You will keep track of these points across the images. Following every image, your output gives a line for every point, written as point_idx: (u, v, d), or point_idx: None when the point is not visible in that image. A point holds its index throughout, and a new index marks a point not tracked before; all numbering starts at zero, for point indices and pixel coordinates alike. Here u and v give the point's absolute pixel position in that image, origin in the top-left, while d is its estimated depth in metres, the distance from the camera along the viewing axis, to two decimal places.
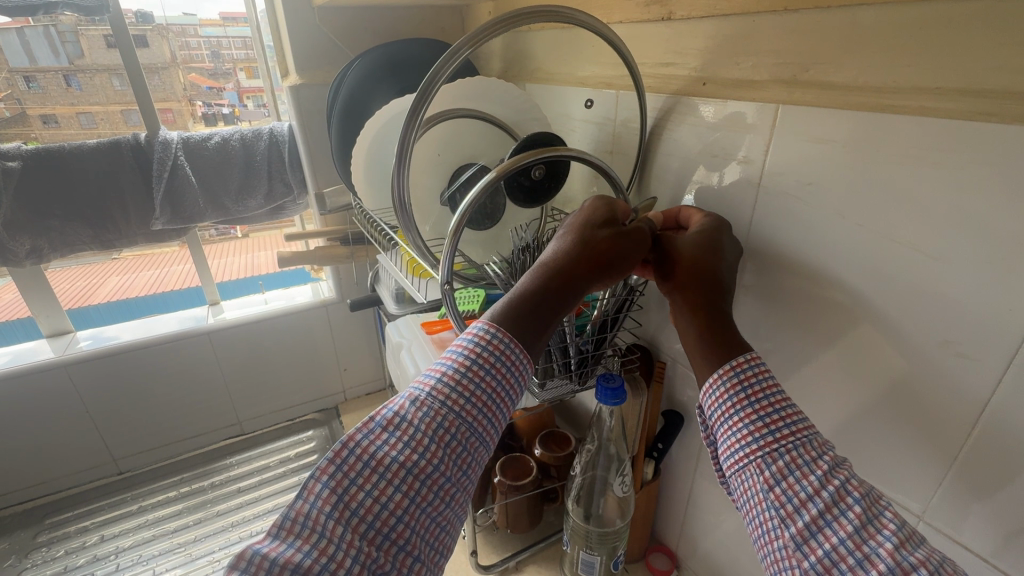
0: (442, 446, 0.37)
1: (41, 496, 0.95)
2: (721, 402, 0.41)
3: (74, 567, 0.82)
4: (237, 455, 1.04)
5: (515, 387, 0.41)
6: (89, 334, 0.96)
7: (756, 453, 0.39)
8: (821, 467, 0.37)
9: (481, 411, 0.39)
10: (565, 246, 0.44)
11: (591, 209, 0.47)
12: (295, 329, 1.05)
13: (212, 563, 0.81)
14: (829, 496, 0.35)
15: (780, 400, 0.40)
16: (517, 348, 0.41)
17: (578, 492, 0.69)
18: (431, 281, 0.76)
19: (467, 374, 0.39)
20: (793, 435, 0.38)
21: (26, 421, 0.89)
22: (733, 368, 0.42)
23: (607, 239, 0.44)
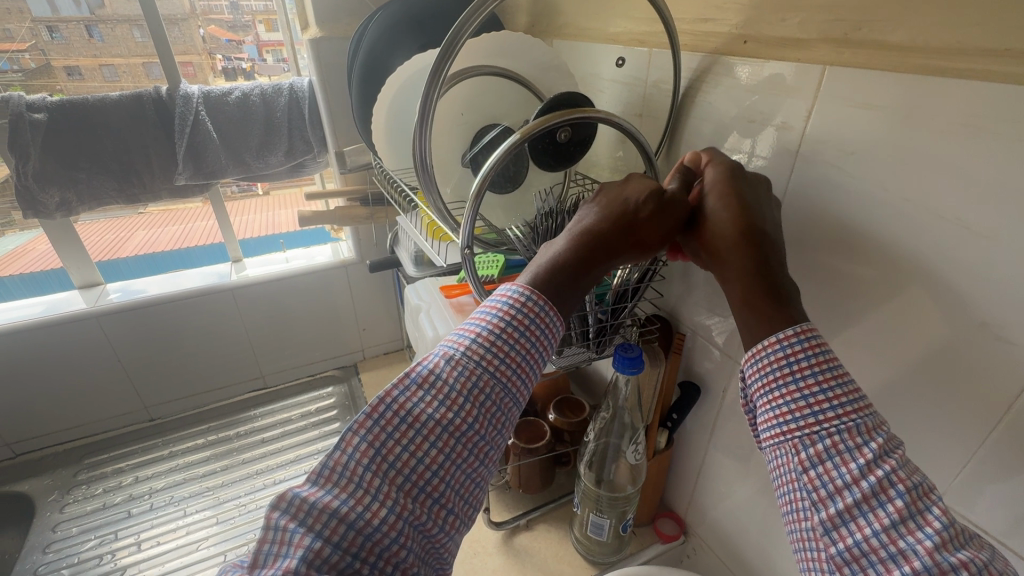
0: (476, 405, 0.37)
1: (80, 437, 1.00)
2: (762, 373, 0.39)
3: (112, 505, 0.87)
4: (262, 407, 1.08)
5: (547, 348, 0.41)
6: (118, 286, 0.98)
7: (794, 432, 0.37)
8: (865, 455, 0.34)
9: (515, 372, 0.39)
10: (606, 219, 0.44)
11: (635, 182, 0.46)
12: (315, 288, 1.06)
13: (238, 507, 0.86)
14: (869, 487, 0.34)
15: (829, 377, 0.37)
16: (550, 311, 0.41)
17: (590, 457, 0.70)
18: (451, 245, 0.75)
19: (501, 336, 0.39)
20: (838, 418, 0.36)
21: (61, 367, 0.93)
22: (777, 341, 0.39)
23: (648, 218, 0.45)
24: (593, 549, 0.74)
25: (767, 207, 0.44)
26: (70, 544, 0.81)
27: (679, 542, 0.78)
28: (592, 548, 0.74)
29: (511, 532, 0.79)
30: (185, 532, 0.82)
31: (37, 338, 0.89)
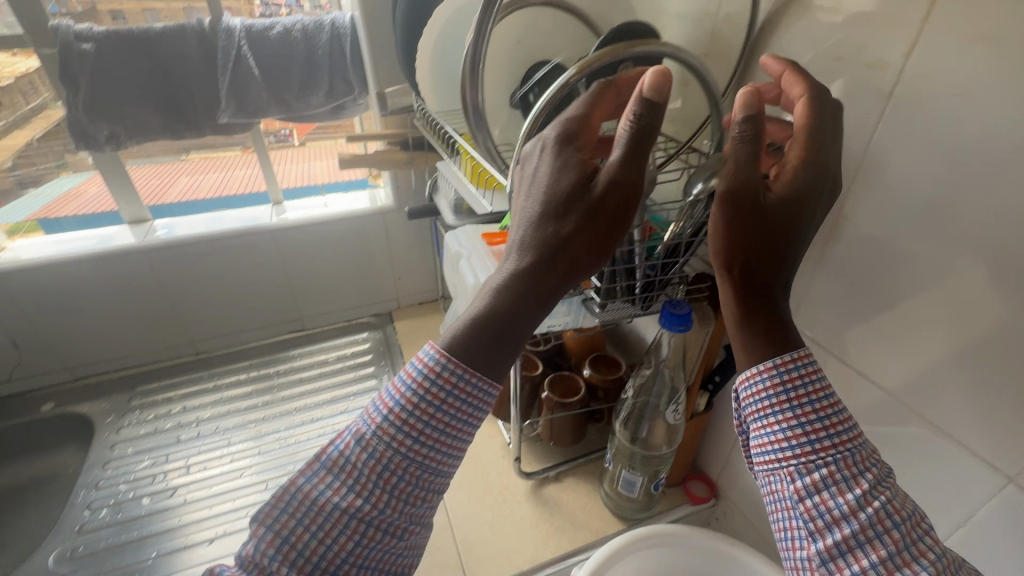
0: (386, 489, 0.38)
1: (130, 368, 1.04)
2: (759, 399, 0.42)
3: (162, 430, 0.92)
4: (301, 348, 1.11)
5: (473, 413, 0.41)
6: (165, 223, 1.00)
7: (791, 461, 0.39)
8: (861, 485, 0.37)
9: (431, 449, 0.40)
10: (542, 235, 0.42)
11: (556, 190, 0.42)
12: (353, 234, 1.06)
13: (278, 440, 0.90)
14: (865, 518, 0.36)
15: (825, 407, 0.40)
16: (473, 377, 0.40)
17: (626, 415, 0.69)
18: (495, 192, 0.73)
19: (414, 413, 0.39)
20: (834, 449, 0.39)
21: (111, 300, 0.96)
22: (774, 368, 0.41)
23: (577, 234, 0.41)
24: (622, 505, 0.74)
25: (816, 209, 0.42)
26: (126, 462, 0.87)
27: (710, 505, 0.77)
28: (622, 504, 0.74)
29: (540, 484, 0.80)
30: (230, 461, 0.87)
31: (90, 271, 0.92)
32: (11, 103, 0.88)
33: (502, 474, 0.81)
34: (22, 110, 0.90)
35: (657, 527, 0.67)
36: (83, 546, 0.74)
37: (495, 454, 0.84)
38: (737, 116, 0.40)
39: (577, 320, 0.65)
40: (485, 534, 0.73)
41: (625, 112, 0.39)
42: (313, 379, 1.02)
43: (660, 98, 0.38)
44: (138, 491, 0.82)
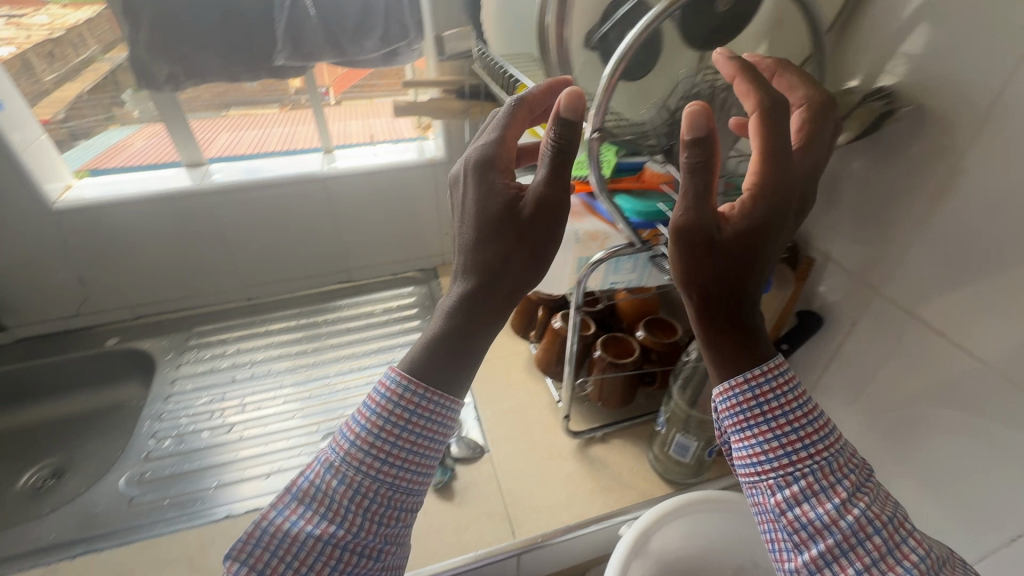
0: (359, 512, 0.41)
1: (186, 310, 1.07)
2: (734, 413, 0.43)
3: (219, 369, 0.96)
4: (347, 299, 1.12)
5: (439, 430, 0.43)
6: (220, 168, 1.00)
7: (771, 475, 0.41)
8: (839, 494, 0.39)
9: (400, 468, 0.42)
10: (481, 259, 0.44)
11: (485, 216, 0.44)
12: (403, 186, 1.05)
13: (328, 385, 0.92)
14: (846, 527, 0.38)
15: (798, 418, 0.41)
16: (433, 396, 0.43)
17: (684, 379, 0.66)
18: None
19: (380, 436, 0.42)
20: (810, 459, 0.40)
21: (167, 243, 0.97)
22: (749, 384, 0.42)
23: (512, 255, 0.43)
24: (671, 470, 0.73)
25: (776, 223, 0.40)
26: (185, 397, 0.90)
27: None
28: (671, 469, 0.73)
29: (587, 443, 0.80)
30: (282, 402, 0.90)
31: (150, 212, 0.93)
32: (63, 56, 0.89)
33: (548, 432, 0.81)
34: (72, 62, 0.90)
35: (712, 492, 0.67)
36: (150, 472, 0.78)
37: (543, 412, 0.84)
38: (685, 138, 0.38)
39: (641, 278, 0.62)
40: (532, 489, 0.74)
41: (546, 129, 0.42)
42: (360, 329, 1.04)
43: (574, 116, 0.41)
44: (197, 425, 0.86)
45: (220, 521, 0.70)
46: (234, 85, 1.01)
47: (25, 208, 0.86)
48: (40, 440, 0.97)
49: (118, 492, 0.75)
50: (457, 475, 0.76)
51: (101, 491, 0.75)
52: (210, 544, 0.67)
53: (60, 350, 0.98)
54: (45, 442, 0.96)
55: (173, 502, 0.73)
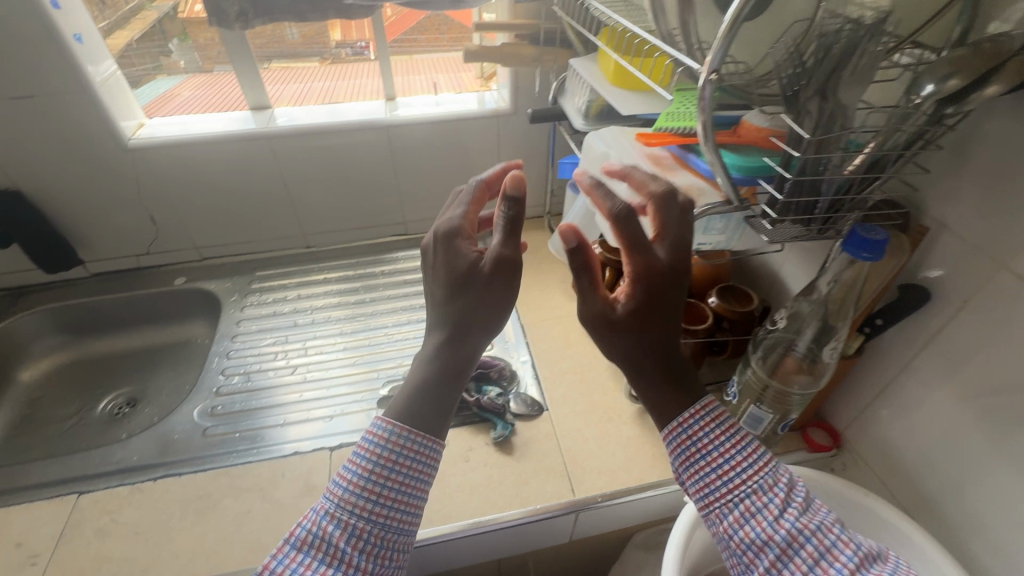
0: (355, 553, 0.42)
1: (248, 254, 1.09)
2: (675, 453, 0.47)
3: (281, 313, 0.98)
4: (404, 252, 1.12)
5: (424, 468, 0.46)
6: (285, 112, 0.99)
7: (715, 504, 0.44)
8: (772, 512, 0.42)
9: (391, 508, 0.44)
10: (450, 315, 0.50)
11: (447, 282, 0.51)
12: (466, 138, 1.02)
13: (387, 335, 0.93)
14: (782, 540, 0.41)
15: (727, 449, 0.45)
16: (416, 437, 0.46)
17: (764, 350, 0.64)
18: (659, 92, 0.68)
19: (371, 479, 0.44)
20: (744, 484, 0.44)
21: (233, 187, 0.98)
22: (683, 425, 0.46)
23: (473, 312, 0.50)
24: None
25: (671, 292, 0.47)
26: (251, 337, 0.93)
27: (829, 454, 0.73)
28: None
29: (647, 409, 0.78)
30: (343, 348, 0.91)
31: (217, 154, 0.93)
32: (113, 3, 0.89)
33: (607, 395, 0.80)
34: (122, 11, 0.90)
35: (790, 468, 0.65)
36: (221, 406, 0.81)
37: (602, 375, 0.83)
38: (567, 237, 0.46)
39: (731, 241, 0.59)
40: (592, 448, 0.74)
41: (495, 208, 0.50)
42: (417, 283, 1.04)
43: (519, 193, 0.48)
44: (262, 365, 0.88)
45: (288, 456, 0.72)
46: (275, 34, 0.96)
47: (101, 144, 0.87)
48: (115, 369, 1.02)
49: (192, 423, 0.78)
50: (517, 430, 0.76)
51: (177, 420, 0.78)
52: (280, 478, 0.69)
53: (131, 286, 1.02)
54: (119, 371, 1.01)
55: (243, 436, 0.76)
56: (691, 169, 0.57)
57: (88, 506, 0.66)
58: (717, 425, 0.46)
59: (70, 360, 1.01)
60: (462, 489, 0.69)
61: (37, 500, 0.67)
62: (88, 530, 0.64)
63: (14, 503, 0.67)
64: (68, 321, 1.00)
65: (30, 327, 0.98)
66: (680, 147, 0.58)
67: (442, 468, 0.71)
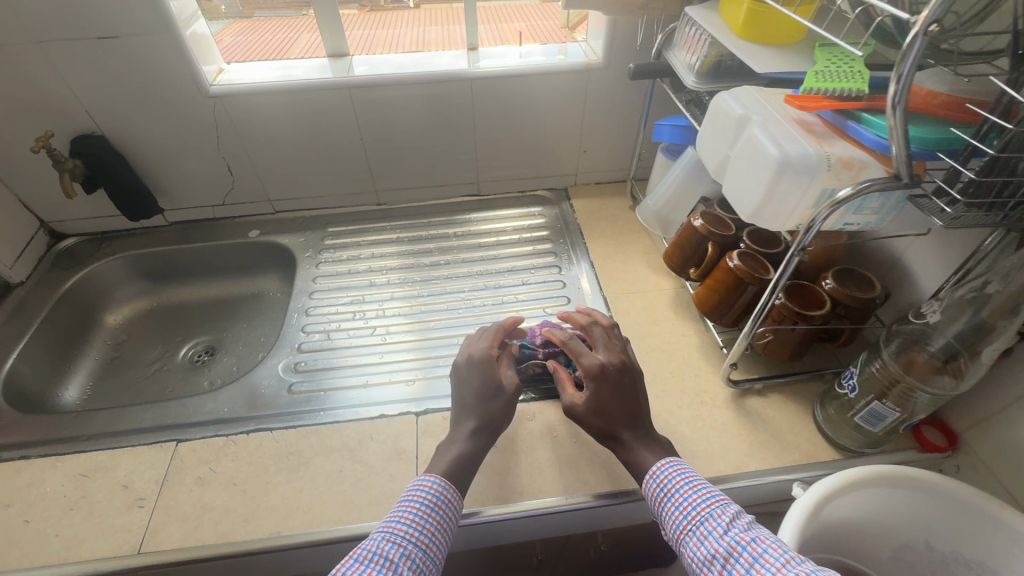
0: (404, 567, 0.49)
1: (319, 209, 1.07)
2: (653, 499, 0.58)
3: (356, 271, 0.97)
4: (476, 214, 1.08)
5: (452, 517, 0.56)
6: (364, 60, 0.94)
7: (680, 532, 0.54)
8: (718, 530, 0.51)
9: (430, 539, 0.53)
10: (472, 415, 0.64)
11: (467, 390, 0.66)
12: (550, 94, 0.95)
13: (465, 301, 0.91)
14: (725, 550, 0.49)
15: (687, 488, 0.56)
16: (450, 488, 0.57)
17: (899, 342, 0.59)
18: (801, 49, 0.63)
19: (418, 514, 0.54)
20: (700, 512, 0.53)
21: (308, 139, 0.95)
22: (652, 476, 0.58)
23: (487, 410, 0.64)
24: (846, 434, 0.67)
25: (624, 385, 0.64)
26: (327, 295, 0.92)
27: (942, 455, 0.68)
28: (844, 432, 0.68)
29: (742, 394, 0.75)
30: (419, 311, 0.90)
31: (294, 104, 0.90)
32: None
33: (698, 377, 0.77)
34: None
35: (908, 470, 0.59)
36: (304, 362, 0.81)
37: (692, 355, 0.79)
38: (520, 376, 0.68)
39: (881, 223, 0.53)
40: (684, 431, 0.71)
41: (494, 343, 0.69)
42: (491, 248, 1.01)
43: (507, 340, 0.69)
44: (341, 323, 0.87)
45: (375, 419, 0.72)
46: None
47: (184, 89, 0.85)
48: (192, 317, 1.03)
49: (278, 377, 0.79)
50: None
51: (263, 374, 0.79)
52: (369, 439, 0.69)
53: (207, 236, 1.02)
54: (197, 319, 1.03)
55: (328, 394, 0.76)
56: (849, 138, 0.50)
57: (187, 454, 0.67)
58: (678, 471, 0.58)
59: (150, 306, 1.03)
60: (551, 464, 0.68)
61: (138, 444, 0.69)
62: (189, 478, 0.65)
63: (118, 445, 0.69)
64: (149, 268, 1.02)
65: (115, 272, 0.99)
66: (833, 112, 0.51)
67: (531, 442, 0.70)
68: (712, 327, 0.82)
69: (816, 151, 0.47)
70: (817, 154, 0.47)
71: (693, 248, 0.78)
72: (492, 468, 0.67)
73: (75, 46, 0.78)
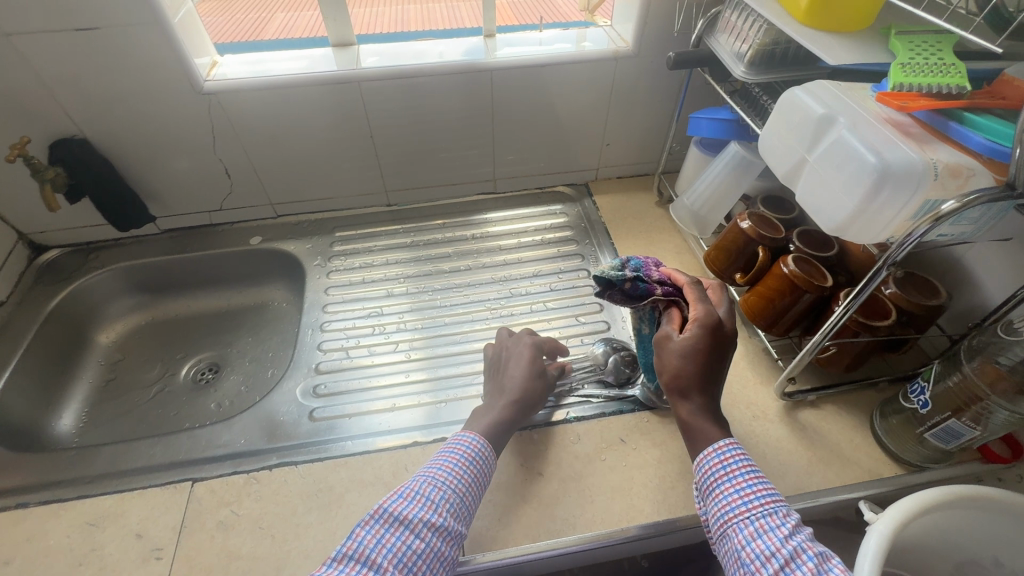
0: (444, 507, 0.52)
1: (325, 212, 1.00)
2: (708, 476, 0.50)
3: (372, 280, 0.90)
4: (495, 213, 1.01)
5: (488, 470, 0.58)
6: (374, 51, 0.86)
7: (733, 518, 0.47)
8: (783, 531, 0.44)
9: (469, 485, 0.55)
10: (514, 386, 0.65)
11: (509, 367, 0.68)
12: (575, 84, 0.88)
13: (491, 310, 0.85)
14: (787, 552, 0.42)
15: (754, 477, 0.49)
16: (489, 442, 0.59)
17: (972, 353, 0.56)
18: (869, 39, 0.57)
19: (460, 460, 0.56)
20: (762, 506, 0.46)
21: (312, 138, 0.87)
22: (716, 450, 0.51)
23: (526, 386, 0.65)
24: (910, 448, 0.64)
25: (728, 351, 0.53)
26: (341, 309, 0.86)
27: (1005, 466, 0.65)
28: (908, 446, 0.64)
29: (794, 405, 0.71)
30: (443, 323, 0.84)
31: (295, 99, 0.82)
32: None
33: (747, 388, 0.73)
34: None
35: (987, 490, 0.55)
36: (324, 385, 0.75)
37: (737, 365, 0.75)
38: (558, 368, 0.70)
39: (978, 230, 0.49)
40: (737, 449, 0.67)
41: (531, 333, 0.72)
42: (513, 250, 0.95)
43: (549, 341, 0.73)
44: (360, 340, 0.81)
45: (407, 447, 0.66)
46: None
47: (175, 85, 0.77)
48: (191, 331, 0.96)
49: (297, 403, 0.73)
50: (653, 423, 0.69)
51: (280, 399, 0.73)
52: (404, 471, 0.64)
53: (205, 244, 0.94)
54: (197, 333, 0.95)
55: (352, 420, 0.70)
56: (950, 140, 0.45)
57: (205, 496, 0.62)
58: (746, 459, 0.50)
59: (145, 321, 0.95)
60: (603, 491, 0.63)
61: (149, 486, 0.63)
62: (209, 523, 0.59)
63: (126, 488, 0.63)
64: (142, 280, 0.94)
65: (105, 287, 0.91)
66: (929, 112, 0.46)
67: (576, 467, 0.65)
68: (757, 334, 0.77)
69: (921, 158, 0.43)
70: (922, 162, 0.43)
71: (739, 251, 0.73)
72: (537, 498, 0.62)
73: (48, 38, 0.69)
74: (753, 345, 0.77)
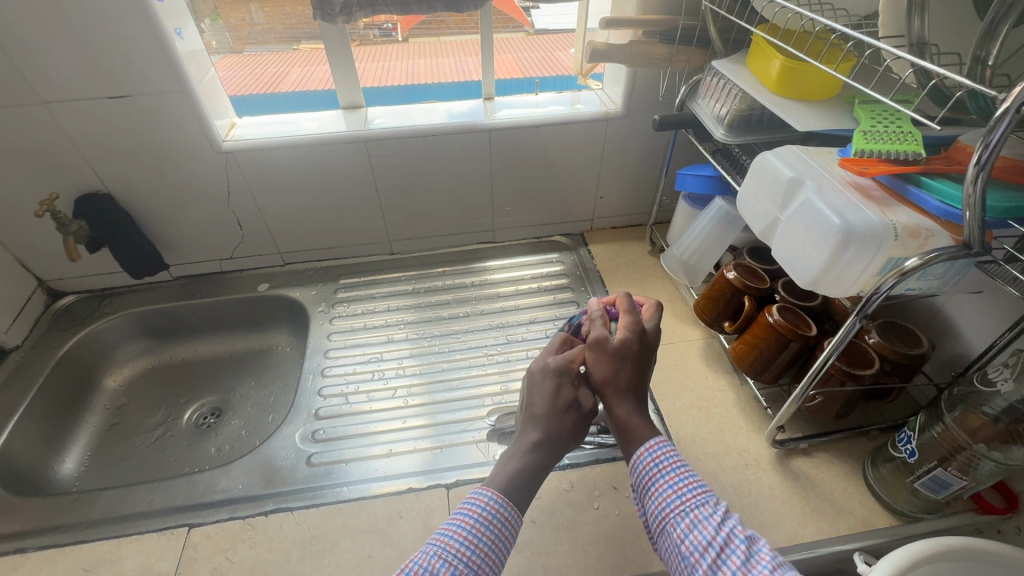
0: None
1: (330, 260, 1.04)
2: (641, 469, 0.50)
3: (373, 325, 0.93)
4: (494, 262, 1.05)
5: (509, 536, 0.48)
6: (381, 112, 0.93)
7: (670, 512, 0.47)
8: (716, 519, 0.45)
9: (483, 558, 0.45)
10: (547, 426, 0.52)
11: (538, 391, 0.54)
12: (569, 142, 0.94)
13: (488, 356, 0.87)
14: (721, 541, 0.43)
15: (683, 468, 0.49)
16: (509, 506, 0.48)
17: (955, 402, 0.58)
18: (838, 109, 0.62)
19: (473, 528, 0.46)
20: (694, 497, 0.47)
21: (322, 191, 0.93)
22: (648, 449, 0.50)
23: (565, 423, 0.52)
24: (903, 499, 0.63)
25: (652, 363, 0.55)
26: (343, 354, 0.88)
27: (1002, 517, 0.64)
28: (900, 496, 0.64)
29: (787, 453, 0.71)
30: (442, 369, 0.86)
31: (307, 156, 0.87)
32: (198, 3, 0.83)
33: (739, 436, 0.73)
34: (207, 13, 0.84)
35: (981, 542, 0.55)
36: (323, 431, 0.76)
37: (730, 413, 0.76)
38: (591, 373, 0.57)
39: (942, 285, 0.52)
40: (729, 498, 0.67)
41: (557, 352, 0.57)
42: (510, 297, 0.98)
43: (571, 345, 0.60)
44: (360, 385, 0.83)
45: (402, 493, 0.67)
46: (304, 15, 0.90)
47: (195, 145, 0.83)
48: (195, 375, 0.98)
49: (295, 448, 0.74)
50: None
51: (279, 444, 0.74)
52: (399, 518, 0.64)
53: (215, 291, 0.98)
54: (201, 377, 0.97)
55: (348, 466, 0.71)
56: (911, 203, 0.48)
57: (201, 542, 0.62)
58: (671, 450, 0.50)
59: (152, 365, 0.98)
60: (596, 540, 0.63)
61: (146, 531, 0.64)
62: (204, 569, 0.60)
63: (124, 533, 0.64)
64: (152, 326, 0.97)
65: (117, 331, 0.95)
66: (890, 177, 0.50)
67: (570, 514, 0.65)
68: (748, 381, 0.79)
69: (881, 220, 0.46)
70: (883, 224, 0.46)
71: (726, 301, 0.76)
72: (530, 547, 0.62)
73: (81, 105, 0.75)
74: (745, 392, 0.78)
